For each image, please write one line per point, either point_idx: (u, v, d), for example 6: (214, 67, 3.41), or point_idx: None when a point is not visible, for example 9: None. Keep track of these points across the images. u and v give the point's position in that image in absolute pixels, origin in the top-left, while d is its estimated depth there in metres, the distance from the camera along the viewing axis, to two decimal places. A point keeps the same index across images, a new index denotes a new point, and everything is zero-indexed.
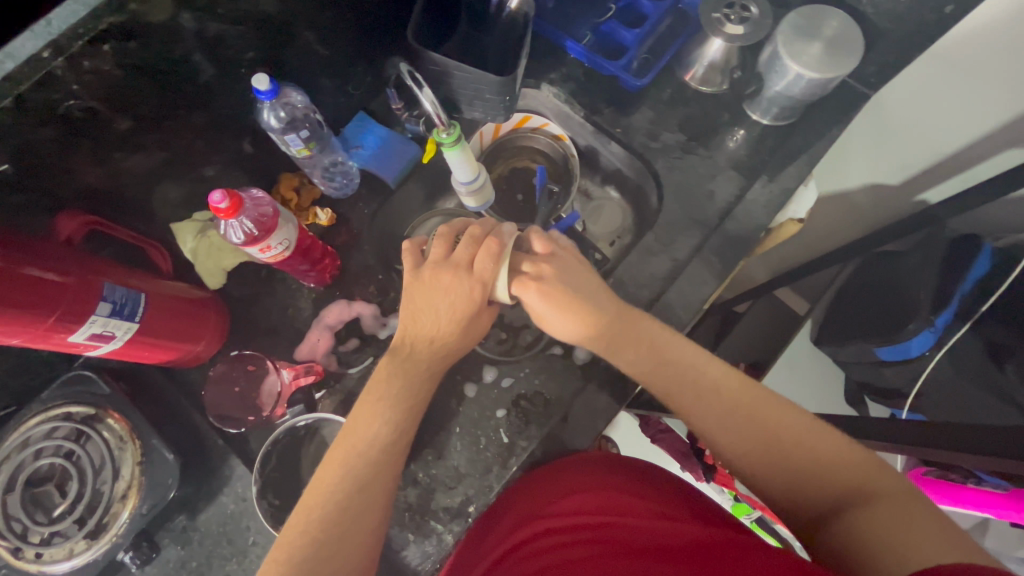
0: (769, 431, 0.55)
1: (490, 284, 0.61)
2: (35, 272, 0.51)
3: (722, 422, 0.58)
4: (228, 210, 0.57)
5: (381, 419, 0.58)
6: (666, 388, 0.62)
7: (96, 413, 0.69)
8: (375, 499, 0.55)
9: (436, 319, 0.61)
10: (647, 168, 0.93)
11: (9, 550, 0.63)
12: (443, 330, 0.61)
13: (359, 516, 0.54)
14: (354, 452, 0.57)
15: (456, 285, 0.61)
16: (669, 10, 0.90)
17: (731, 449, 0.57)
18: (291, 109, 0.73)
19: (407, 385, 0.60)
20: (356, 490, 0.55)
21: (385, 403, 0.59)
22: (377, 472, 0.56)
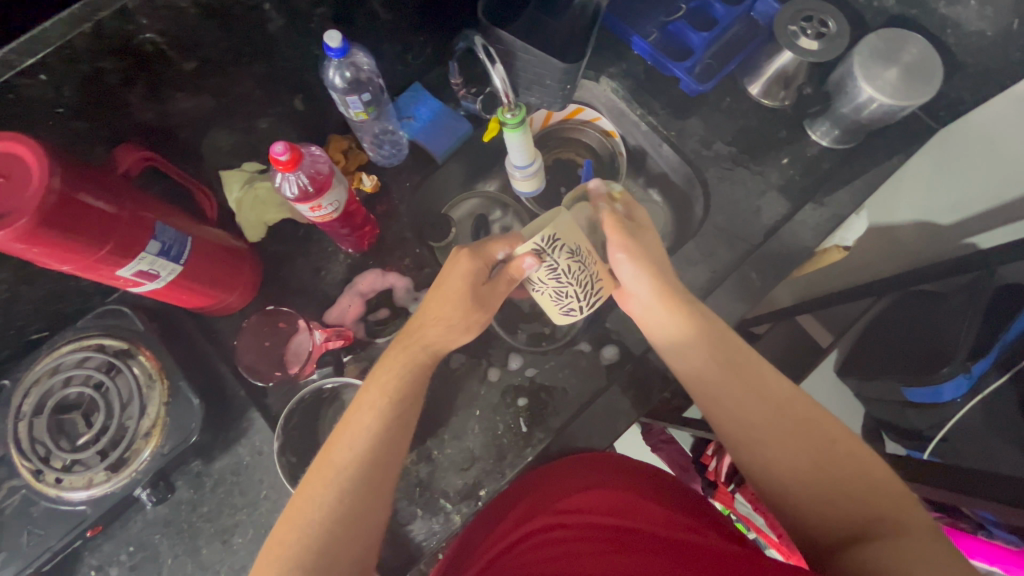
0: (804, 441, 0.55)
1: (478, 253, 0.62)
2: (92, 201, 0.50)
3: (766, 420, 0.57)
4: (287, 163, 0.56)
5: (378, 408, 0.55)
6: (710, 376, 0.61)
7: (128, 348, 0.69)
8: (374, 484, 0.52)
9: (439, 306, 0.60)
10: (696, 176, 0.91)
11: (32, 471, 0.64)
12: (439, 317, 0.60)
13: (368, 494, 0.52)
14: (353, 435, 0.54)
15: (461, 262, 0.61)
16: (740, 17, 0.88)
17: (766, 450, 0.56)
18: (357, 71, 0.70)
19: (410, 370, 0.58)
20: (362, 468, 0.52)
21: (386, 387, 0.56)
22: (383, 449, 0.54)
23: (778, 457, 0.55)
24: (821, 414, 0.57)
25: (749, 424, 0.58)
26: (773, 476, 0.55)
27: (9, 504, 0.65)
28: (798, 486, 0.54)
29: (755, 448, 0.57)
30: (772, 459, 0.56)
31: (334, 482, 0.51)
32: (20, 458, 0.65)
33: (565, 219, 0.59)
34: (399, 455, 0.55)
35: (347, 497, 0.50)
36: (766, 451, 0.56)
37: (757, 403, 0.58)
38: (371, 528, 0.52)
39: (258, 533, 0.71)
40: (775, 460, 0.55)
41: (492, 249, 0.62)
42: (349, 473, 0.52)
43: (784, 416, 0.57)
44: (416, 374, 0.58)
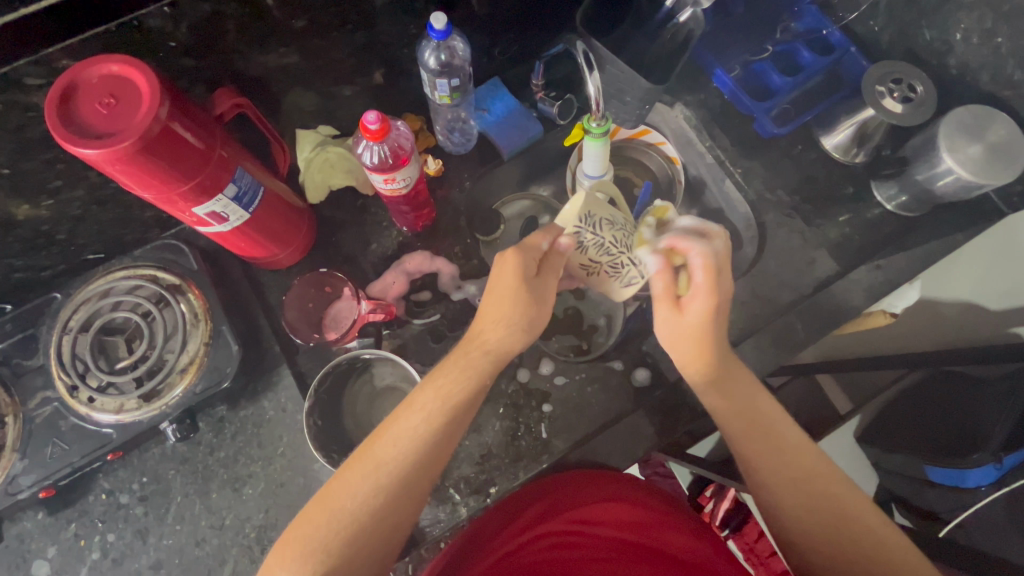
0: (823, 501, 0.54)
1: (525, 255, 0.58)
2: (188, 137, 0.52)
3: (781, 480, 0.55)
4: (376, 133, 0.57)
5: (428, 413, 0.54)
6: (729, 420, 0.59)
7: (180, 284, 0.70)
8: (411, 487, 0.53)
9: (497, 310, 0.58)
10: (754, 218, 0.90)
11: (67, 386, 0.66)
12: (502, 332, 0.58)
13: (404, 495, 0.53)
14: (400, 435, 0.54)
15: (508, 260, 0.58)
16: (826, 68, 0.88)
17: (771, 499, 0.56)
18: (451, 56, 0.70)
19: (469, 378, 0.56)
20: (406, 469, 0.53)
21: (445, 392, 0.55)
22: (427, 454, 0.54)
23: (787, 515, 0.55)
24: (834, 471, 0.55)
25: (762, 478, 0.57)
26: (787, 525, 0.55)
27: (39, 414, 0.66)
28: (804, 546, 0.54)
29: (774, 498, 0.56)
30: (781, 511, 0.56)
31: (375, 478, 0.52)
32: (59, 371, 0.66)
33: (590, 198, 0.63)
34: (440, 458, 0.55)
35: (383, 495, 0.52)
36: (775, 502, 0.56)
37: (774, 460, 0.56)
38: (402, 521, 0.53)
39: (269, 488, 0.71)
40: (792, 512, 0.55)
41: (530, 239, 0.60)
42: (390, 472, 0.52)
43: (807, 474, 0.55)
44: (473, 383, 0.56)
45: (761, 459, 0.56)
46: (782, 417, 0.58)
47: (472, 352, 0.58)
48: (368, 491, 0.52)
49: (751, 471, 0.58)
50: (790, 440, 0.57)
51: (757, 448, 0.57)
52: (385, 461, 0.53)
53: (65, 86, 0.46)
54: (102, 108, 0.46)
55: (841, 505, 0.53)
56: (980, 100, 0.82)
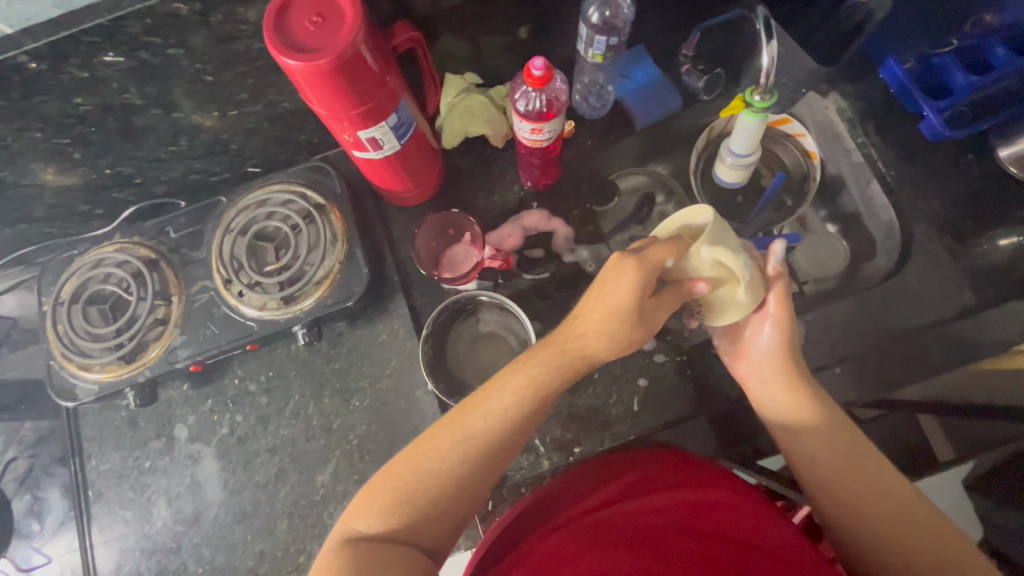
0: (877, 493, 0.55)
1: (647, 268, 0.52)
2: (372, 62, 0.55)
3: (856, 502, 0.55)
4: (537, 80, 0.58)
5: (515, 401, 0.54)
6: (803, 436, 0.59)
7: (324, 205, 0.76)
8: (489, 468, 0.54)
9: (603, 318, 0.52)
10: (900, 227, 0.83)
11: (224, 279, 0.74)
12: (603, 342, 0.53)
13: (483, 468, 0.54)
14: (486, 413, 0.54)
15: (630, 270, 0.51)
16: (1021, 71, 0.75)
17: (820, 485, 0.58)
18: (614, 14, 0.69)
19: (561, 373, 0.55)
20: (485, 449, 0.54)
21: (534, 385, 0.54)
22: (505, 439, 0.54)
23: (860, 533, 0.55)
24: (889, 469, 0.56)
25: (826, 479, 0.57)
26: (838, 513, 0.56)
27: (198, 299, 0.75)
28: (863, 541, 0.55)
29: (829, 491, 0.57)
30: (833, 500, 0.57)
31: (454, 451, 0.54)
32: (219, 264, 0.75)
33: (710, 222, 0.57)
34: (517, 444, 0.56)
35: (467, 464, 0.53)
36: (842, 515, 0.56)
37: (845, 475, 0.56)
38: (479, 488, 0.55)
39: (374, 403, 0.77)
40: (843, 503, 0.56)
41: (653, 256, 0.53)
42: (472, 450, 0.54)
43: (863, 470, 0.56)
44: (564, 383, 0.55)
45: (817, 454, 0.58)
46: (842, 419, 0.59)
47: (560, 351, 0.54)
48: (449, 463, 0.53)
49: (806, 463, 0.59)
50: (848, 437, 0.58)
51: (815, 442, 0.58)
52: (466, 441, 0.54)
53: (282, 1, 0.51)
54: (310, 26, 0.50)
55: (897, 498, 0.54)
56: None
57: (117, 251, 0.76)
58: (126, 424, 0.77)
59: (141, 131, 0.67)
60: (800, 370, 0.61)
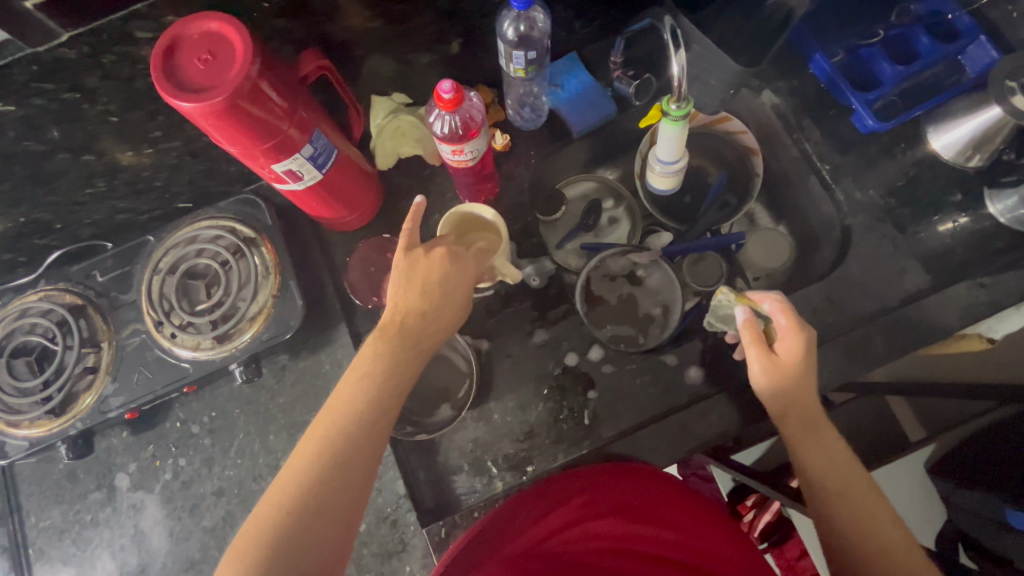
0: (866, 511, 0.58)
1: (458, 254, 0.55)
2: (274, 96, 0.54)
3: (846, 513, 0.59)
4: (449, 102, 0.56)
5: (358, 393, 0.51)
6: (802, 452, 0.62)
7: (255, 237, 0.74)
8: (348, 479, 0.49)
9: (425, 294, 0.53)
10: (839, 219, 0.83)
11: (154, 321, 0.72)
12: (434, 308, 0.53)
13: (339, 481, 0.48)
14: (330, 423, 0.50)
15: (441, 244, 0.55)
16: (947, 58, 0.78)
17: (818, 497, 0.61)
18: (530, 28, 0.68)
19: (400, 357, 0.52)
20: (336, 452, 0.49)
21: (369, 376, 0.51)
22: (357, 435, 0.50)
23: (849, 545, 0.58)
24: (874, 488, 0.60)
25: (824, 492, 0.60)
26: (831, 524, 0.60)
27: (129, 344, 0.72)
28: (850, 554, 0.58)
29: (823, 502, 0.60)
30: (827, 510, 0.60)
31: (308, 464, 0.48)
32: (148, 307, 0.72)
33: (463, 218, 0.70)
34: (376, 440, 0.51)
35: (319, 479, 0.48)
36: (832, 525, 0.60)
37: (835, 488, 0.60)
38: (346, 503, 0.48)
39: None
40: (835, 517, 0.59)
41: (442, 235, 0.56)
42: (325, 456, 0.49)
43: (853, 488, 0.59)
44: (404, 364, 0.53)
45: (816, 469, 0.61)
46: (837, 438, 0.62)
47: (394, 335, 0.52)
48: (301, 484, 0.47)
49: (805, 473, 0.62)
50: (841, 455, 0.61)
51: (814, 455, 0.61)
52: (314, 448, 0.49)
53: (169, 43, 0.49)
54: (200, 64, 0.49)
55: (881, 519, 0.58)
56: None
57: (42, 300, 0.74)
58: (65, 477, 0.75)
59: (52, 178, 0.65)
60: (809, 392, 0.61)
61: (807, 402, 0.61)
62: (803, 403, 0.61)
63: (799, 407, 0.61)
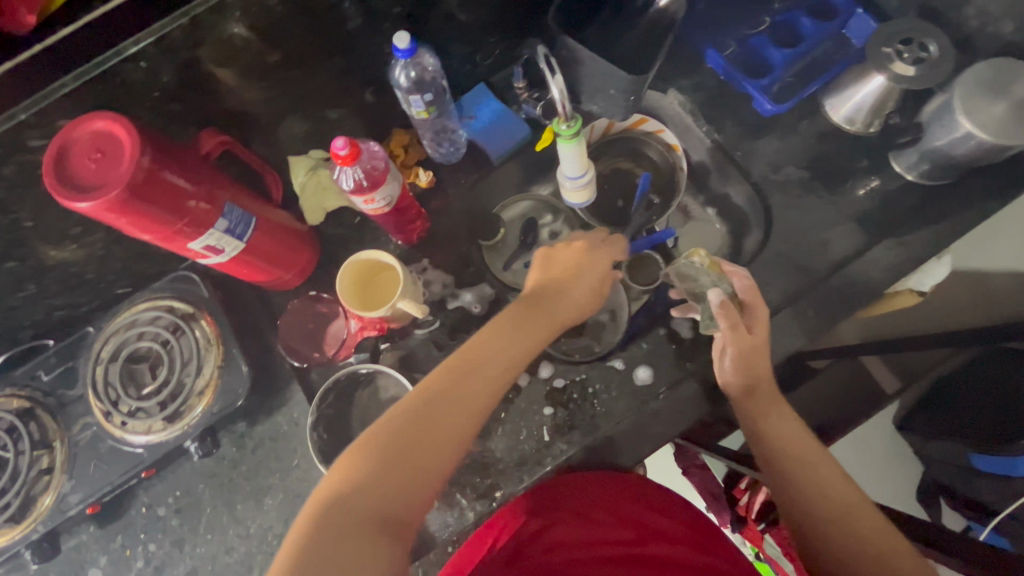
0: (820, 477, 0.62)
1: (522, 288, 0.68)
2: (175, 179, 0.56)
3: (803, 481, 0.62)
4: (346, 157, 0.59)
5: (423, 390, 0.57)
6: (766, 425, 0.67)
7: (193, 312, 0.76)
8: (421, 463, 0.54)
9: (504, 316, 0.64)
10: (759, 200, 0.86)
11: (102, 412, 0.72)
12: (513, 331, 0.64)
13: (410, 462, 0.53)
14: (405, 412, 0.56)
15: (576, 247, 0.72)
16: (834, 34, 0.82)
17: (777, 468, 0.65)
18: (422, 71, 0.71)
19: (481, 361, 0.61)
20: (405, 442, 0.54)
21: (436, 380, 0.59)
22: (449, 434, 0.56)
23: (807, 511, 0.61)
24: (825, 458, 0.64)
25: (782, 462, 0.65)
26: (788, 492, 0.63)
27: (82, 438, 0.73)
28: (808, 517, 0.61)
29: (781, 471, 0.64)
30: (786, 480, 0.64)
31: (417, 460, 0.53)
32: (95, 399, 0.73)
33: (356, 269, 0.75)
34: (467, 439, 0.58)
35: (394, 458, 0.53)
36: (795, 497, 0.62)
37: (799, 463, 0.64)
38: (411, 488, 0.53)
39: (287, 498, 0.75)
40: (796, 484, 0.63)
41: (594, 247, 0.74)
42: (433, 455, 0.54)
43: (808, 458, 0.64)
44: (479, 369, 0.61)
45: (772, 440, 0.66)
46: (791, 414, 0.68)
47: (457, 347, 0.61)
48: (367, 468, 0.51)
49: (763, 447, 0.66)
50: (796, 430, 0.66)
51: (772, 429, 0.66)
52: (425, 448, 0.54)
53: (59, 149, 0.51)
54: (91, 164, 0.51)
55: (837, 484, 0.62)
56: (1004, 52, 0.75)
57: None
58: None
59: None
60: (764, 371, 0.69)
61: (765, 382, 0.69)
62: (760, 379, 0.68)
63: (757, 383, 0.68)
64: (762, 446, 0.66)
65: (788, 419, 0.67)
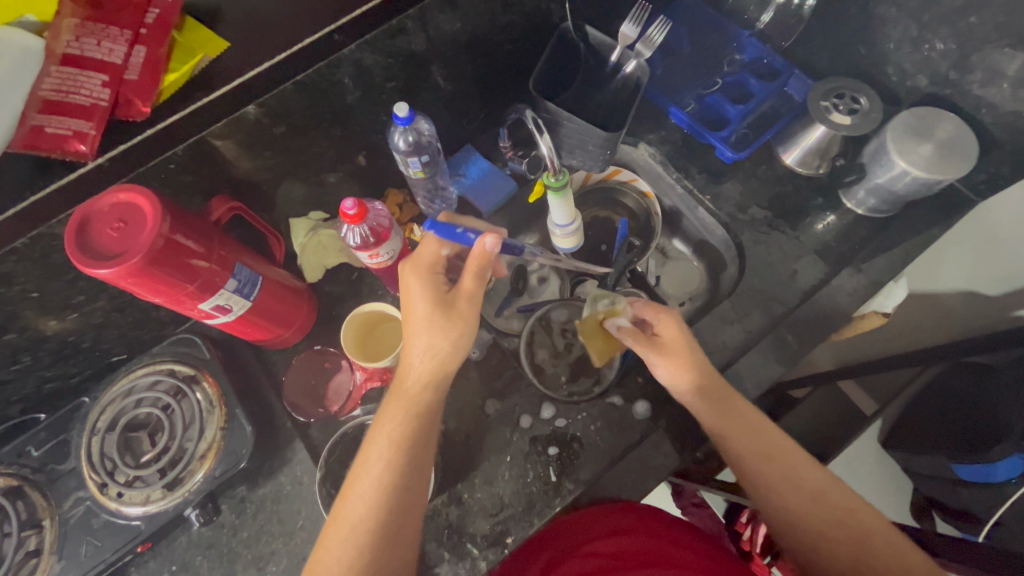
0: (804, 485, 0.63)
1: (404, 300, 0.64)
2: (187, 241, 0.58)
3: (788, 496, 0.63)
4: (354, 216, 0.64)
5: (381, 465, 0.59)
6: (741, 454, 0.65)
7: (195, 374, 0.76)
8: (391, 532, 0.57)
9: (418, 337, 0.62)
10: (731, 239, 0.93)
11: (97, 484, 0.70)
12: (424, 363, 0.61)
13: (389, 535, 0.57)
14: (365, 484, 0.59)
15: (412, 285, 0.63)
16: (776, 93, 0.92)
17: (764, 493, 0.64)
18: (418, 136, 0.78)
19: (410, 412, 0.61)
20: (374, 526, 0.57)
21: (384, 438, 0.61)
22: (382, 537, 0.57)
23: (796, 522, 0.63)
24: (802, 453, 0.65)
25: (764, 481, 0.64)
26: (781, 509, 0.64)
27: (74, 514, 0.70)
28: (802, 530, 0.63)
29: (767, 492, 0.64)
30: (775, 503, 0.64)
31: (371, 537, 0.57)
32: (89, 471, 0.71)
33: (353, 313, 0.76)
34: (409, 521, 0.59)
35: (368, 537, 0.56)
36: (795, 530, 0.63)
37: (791, 483, 0.63)
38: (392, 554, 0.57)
39: (291, 563, 0.73)
40: (787, 500, 0.63)
41: (425, 255, 0.65)
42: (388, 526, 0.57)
43: (787, 469, 0.64)
44: (413, 415, 0.61)
45: (752, 467, 0.65)
46: (767, 430, 0.66)
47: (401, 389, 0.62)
48: (351, 545, 0.56)
49: (745, 473, 0.65)
50: (776, 444, 0.65)
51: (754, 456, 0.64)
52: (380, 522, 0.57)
53: (80, 220, 0.54)
54: (111, 233, 0.54)
55: (819, 485, 0.63)
56: (922, 102, 0.86)
57: None
58: None
59: None
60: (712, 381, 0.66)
61: (729, 407, 0.66)
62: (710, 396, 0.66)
63: (718, 406, 0.66)
64: (751, 483, 0.65)
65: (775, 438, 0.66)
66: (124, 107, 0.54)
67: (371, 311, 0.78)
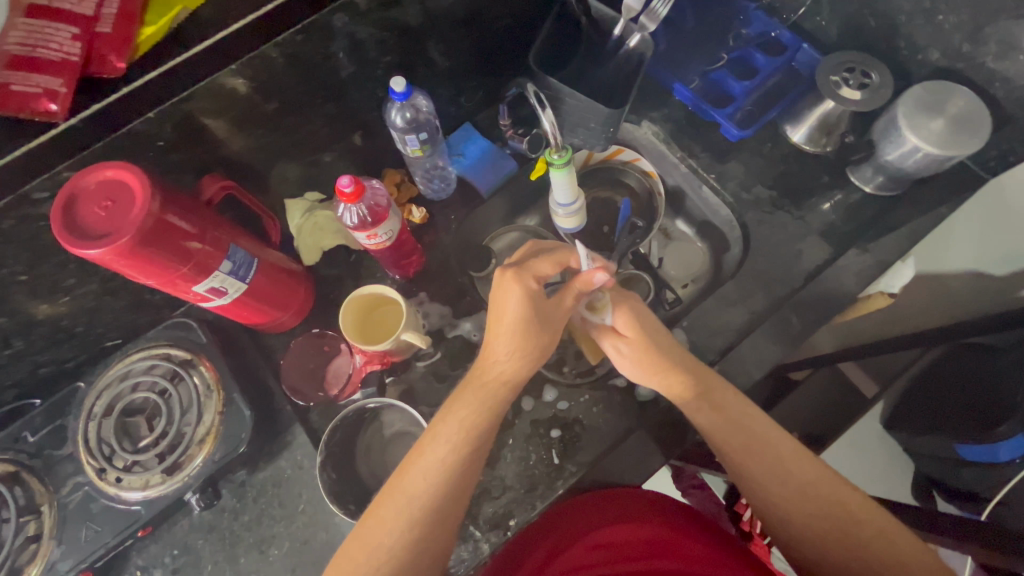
0: (801, 479, 0.61)
1: (496, 299, 0.62)
2: (178, 221, 0.56)
3: (786, 493, 0.61)
4: (351, 195, 0.62)
5: (440, 456, 0.59)
6: (736, 449, 0.64)
7: (191, 359, 0.74)
8: (442, 523, 0.57)
9: (507, 341, 0.61)
10: (735, 219, 0.91)
11: (96, 470, 0.69)
12: (511, 363, 0.62)
13: (435, 522, 0.57)
14: (426, 469, 0.58)
15: (513, 290, 0.60)
16: (783, 66, 0.90)
17: (762, 490, 0.62)
18: (416, 112, 0.76)
19: (481, 410, 0.61)
20: (424, 515, 0.56)
21: (454, 425, 0.60)
22: (432, 525, 0.57)
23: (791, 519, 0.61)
24: (799, 446, 0.64)
25: (758, 475, 0.63)
26: (779, 506, 0.61)
27: (72, 500, 0.69)
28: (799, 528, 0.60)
29: (765, 487, 0.62)
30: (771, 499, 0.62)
31: (418, 523, 0.56)
32: (87, 456, 0.70)
33: (350, 298, 0.74)
34: (455, 514, 0.59)
35: (419, 526, 0.56)
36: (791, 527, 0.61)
37: (795, 488, 0.61)
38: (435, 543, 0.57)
39: (293, 546, 0.72)
40: (784, 496, 0.61)
41: (539, 267, 0.63)
42: (438, 515, 0.57)
43: (783, 463, 0.62)
44: (485, 414, 0.61)
45: (749, 461, 0.63)
46: (762, 422, 0.65)
47: (479, 386, 0.62)
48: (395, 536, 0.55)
49: (739, 466, 0.64)
50: (772, 439, 0.63)
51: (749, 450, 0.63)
52: (430, 510, 0.57)
53: (66, 199, 0.52)
54: (100, 212, 0.52)
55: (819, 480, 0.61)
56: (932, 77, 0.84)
57: None
58: None
59: None
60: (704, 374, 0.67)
61: (728, 399, 0.65)
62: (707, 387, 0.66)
63: (713, 400, 0.65)
64: (745, 476, 0.64)
65: (783, 445, 0.63)
66: (95, 62, 0.52)
67: (368, 296, 0.76)
